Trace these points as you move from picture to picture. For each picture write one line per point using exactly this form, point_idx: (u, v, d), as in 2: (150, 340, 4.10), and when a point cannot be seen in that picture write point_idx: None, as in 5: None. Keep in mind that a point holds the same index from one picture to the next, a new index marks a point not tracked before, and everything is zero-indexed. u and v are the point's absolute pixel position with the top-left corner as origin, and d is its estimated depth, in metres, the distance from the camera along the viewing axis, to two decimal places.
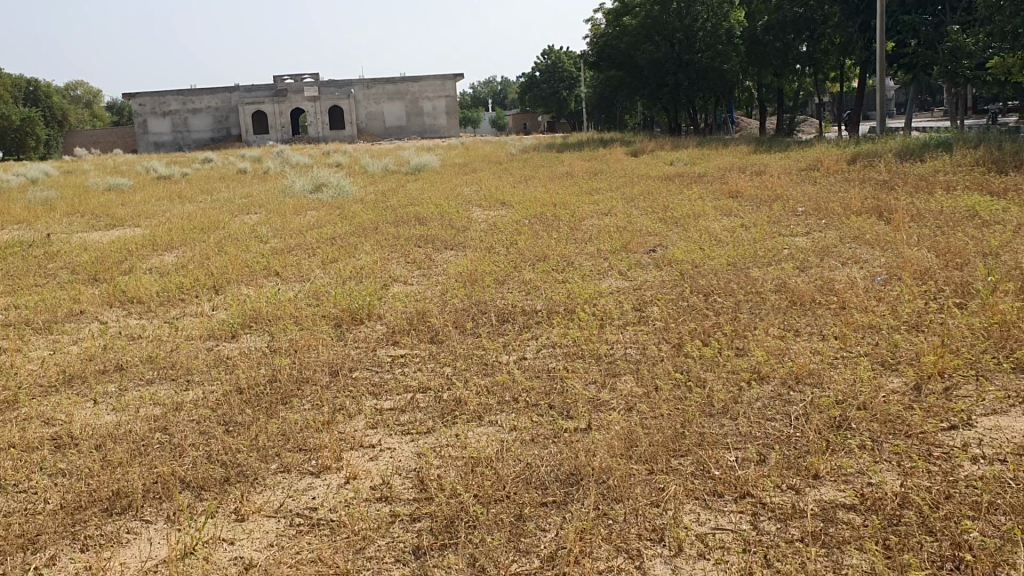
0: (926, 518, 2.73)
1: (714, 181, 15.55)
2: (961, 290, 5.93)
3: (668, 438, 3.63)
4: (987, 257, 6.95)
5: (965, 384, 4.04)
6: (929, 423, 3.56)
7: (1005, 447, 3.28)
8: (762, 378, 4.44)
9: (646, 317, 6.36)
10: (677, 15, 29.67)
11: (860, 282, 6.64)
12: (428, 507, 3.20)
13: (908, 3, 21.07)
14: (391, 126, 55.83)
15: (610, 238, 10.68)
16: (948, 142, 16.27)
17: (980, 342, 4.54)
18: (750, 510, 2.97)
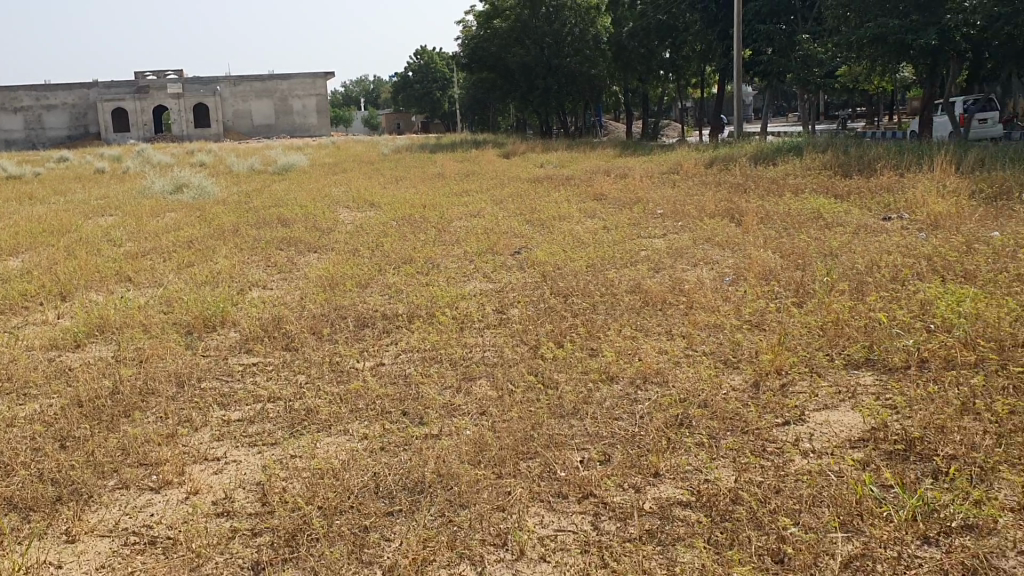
0: (755, 513, 2.83)
1: (580, 183, 15.84)
2: (801, 289, 6.23)
3: (516, 441, 3.65)
4: (827, 258, 7.32)
5: (800, 380, 4.23)
6: (765, 419, 3.72)
7: (834, 440, 3.44)
8: (611, 378, 4.53)
9: (505, 319, 6.40)
10: (546, 19, 30.21)
11: (708, 283, 6.88)
12: (269, 522, 3.11)
13: (763, 13, 21.93)
14: (258, 125, 54.44)
15: (477, 239, 10.72)
16: (799, 147, 17.04)
17: (816, 340, 4.77)
18: (591, 511, 3.02)
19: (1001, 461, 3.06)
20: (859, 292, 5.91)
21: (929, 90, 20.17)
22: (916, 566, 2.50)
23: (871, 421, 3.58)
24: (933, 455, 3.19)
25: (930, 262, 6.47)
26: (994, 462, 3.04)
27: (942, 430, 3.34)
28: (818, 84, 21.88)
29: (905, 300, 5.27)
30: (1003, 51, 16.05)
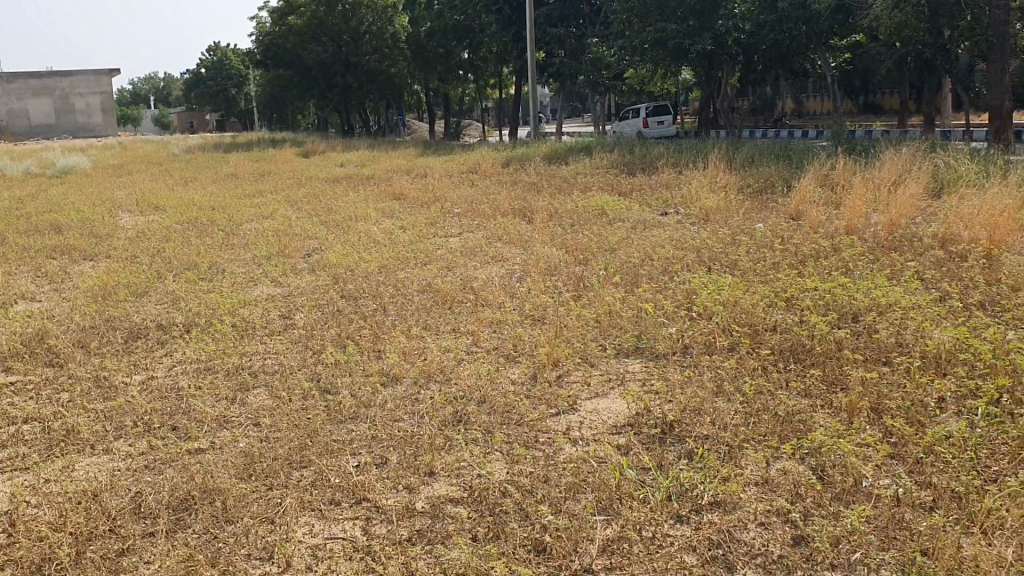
0: (521, 505, 2.90)
1: (378, 183, 15.70)
2: (581, 283, 6.44)
3: (289, 451, 3.55)
4: (609, 252, 7.62)
5: (574, 370, 4.36)
6: (539, 411, 3.81)
7: (602, 427, 3.58)
8: (394, 378, 4.50)
9: (290, 324, 6.23)
10: (342, 18, 29.69)
11: (497, 279, 6.98)
12: (12, 555, 2.88)
13: (555, 15, 22.33)
14: (36, 125, 50.44)
15: (267, 243, 10.39)
16: (589, 146, 17.61)
17: (592, 331, 4.94)
18: (363, 515, 2.99)
19: (748, 439, 3.29)
20: (634, 285, 6.17)
21: (705, 92, 21.42)
22: (668, 544, 2.64)
23: (635, 407, 3.74)
24: (688, 436, 3.39)
25: (699, 254, 6.83)
26: (741, 440, 3.27)
27: (699, 413, 3.56)
28: (607, 85, 22.73)
29: (674, 290, 5.55)
30: (770, 56, 17.27)
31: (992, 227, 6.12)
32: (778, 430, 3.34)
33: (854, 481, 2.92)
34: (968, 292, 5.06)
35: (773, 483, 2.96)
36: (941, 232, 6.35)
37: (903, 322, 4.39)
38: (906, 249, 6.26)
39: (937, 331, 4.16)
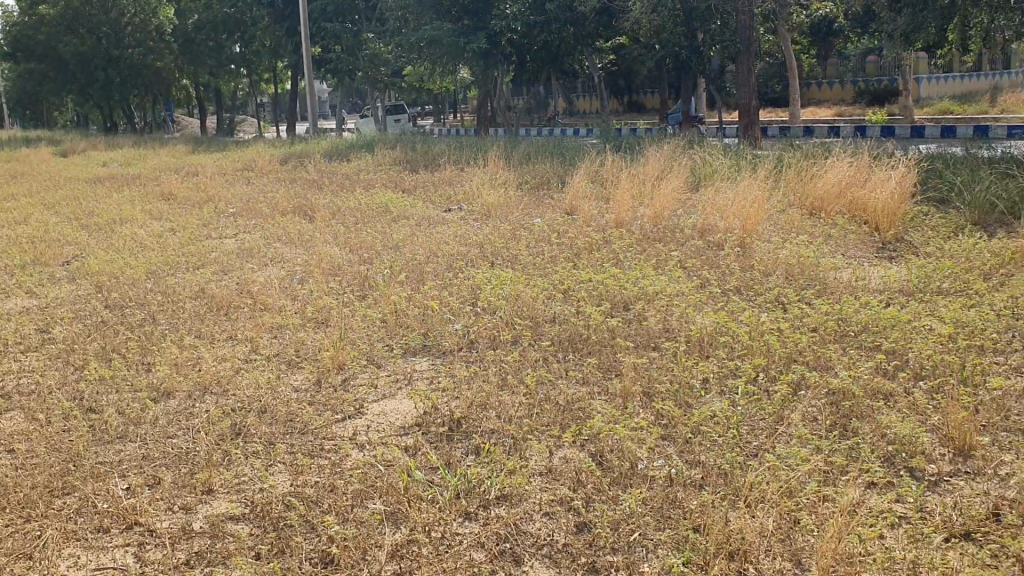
0: (307, 517, 2.82)
1: (144, 183, 14.81)
2: (364, 283, 6.36)
3: (49, 478, 3.27)
4: (391, 250, 7.56)
5: (359, 373, 4.29)
6: (324, 417, 3.72)
7: (389, 430, 3.54)
8: (167, 394, 4.25)
9: (49, 339, 5.74)
10: (101, 8, 27.48)
11: (276, 282, 6.76)
12: None
13: (329, 11, 21.93)
14: None
15: (19, 250, 9.52)
16: (368, 143, 17.45)
17: (376, 332, 4.88)
18: (135, 542, 2.81)
19: (532, 430, 3.37)
20: (419, 282, 6.16)
21: (481, 90, 21.76)
22: (456, 543, 2.66)
23: (421, 406, 3.73)
24: (475, 431, 3.42)
25: (482, 249, 6.92)
26: (525, 432, 3.34)
27: (484, 408, 3.61)
28: (384, 81, 22.59)
29: (457, 286, 5.58)
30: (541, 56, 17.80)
31: (745, 217, 6.59)
32: (560, 420, 3.44)
33: (632, 465, 3.05)
34: (726, 279, 5.42)
35: (556, 472, 3.05)
36: (701, 223, 6.78)
37: (670, 309, 4.64)
38: (671, 239, 6.63)
39: (699, 317, 4.43)
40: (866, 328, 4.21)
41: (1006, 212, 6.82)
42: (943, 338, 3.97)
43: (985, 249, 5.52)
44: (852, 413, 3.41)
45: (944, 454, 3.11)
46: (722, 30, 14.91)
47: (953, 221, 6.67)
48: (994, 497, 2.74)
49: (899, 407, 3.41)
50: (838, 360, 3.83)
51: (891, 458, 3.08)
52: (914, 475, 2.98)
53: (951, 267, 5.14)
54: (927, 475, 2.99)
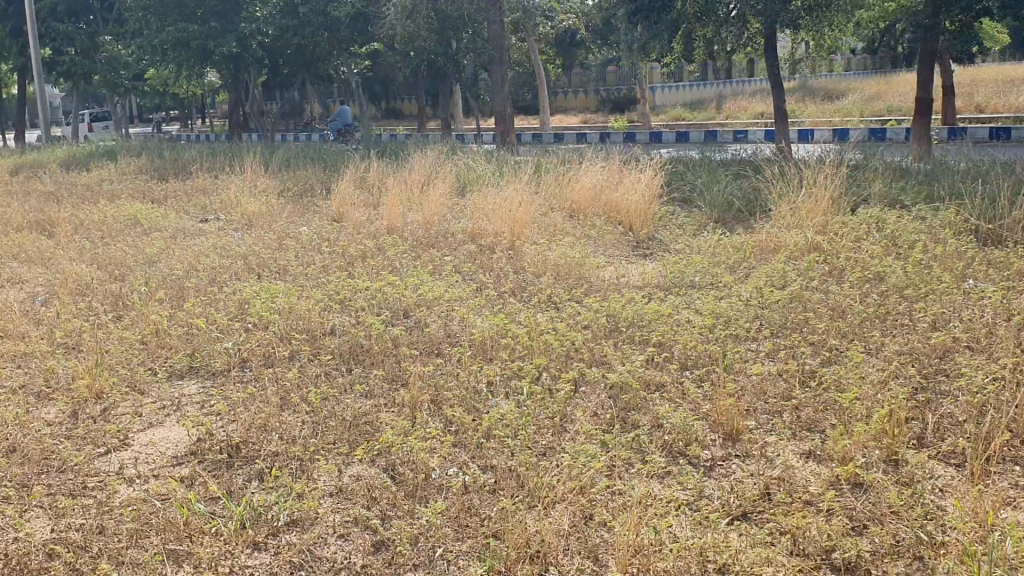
0: (75, 566, 2.58)
1: None
2: (119, 302, 5.90)
3: None
4: (146, 265, 7.07)
5: (122, 401, 3.96)
6: (85, 452, 3.39)
7: (161, 461, 3.29)
8: None
9: None
10: None
11: (15, 305, 6.13)
12: None
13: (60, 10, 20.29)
14: None
15: None
16: (112, 152, 16.29)
17: (137, 354, 4.53)
18: None
19: (318, 450, 3.24)
20: (180, 299, 5.80)
21: (234, 95, 20.93)
22: None
23: (195, 432, 3.49)
24: (256, 456, 3.25)
25: (248, 262, 6.61)
26: (312, 452, 3.21)
27: (265, 429, 3.42)
28: (127, 85, 21.23)
29: (224, 302, 5.29)
30: (295, 60, 17.36)
31: (513, 221, 6.70)
32: (347, 436, 3.33)
33: (424, 476, 3.00)
34: (500, 282, 5.48)
35: (347, 492, 2.95)
36: (470, 227, 6.85)
37: (450, 314, 4.63)
38: (442, 244, 6.63)
39: (478, 320, 4.45)
40: (635, 323, 4.38)
41: (743, 210, 7.37)
42: (705, 330, 4.19)
43: (730, 244, 5.91)
44: (631, 406, 3.53)
45: (715, 439, 3.26)
46: (476, 38, 15.18)
47: (698, 219, 7.12)
48: (764, 476, 2.90)
49: (673, 397, 3.56)
50: (612, 355, 3.96)
51: (670, 448, 3.20)
52: (692, 462, 3.11)
53: (704, 263, 5.47)
54: (703, 461, 3.13)
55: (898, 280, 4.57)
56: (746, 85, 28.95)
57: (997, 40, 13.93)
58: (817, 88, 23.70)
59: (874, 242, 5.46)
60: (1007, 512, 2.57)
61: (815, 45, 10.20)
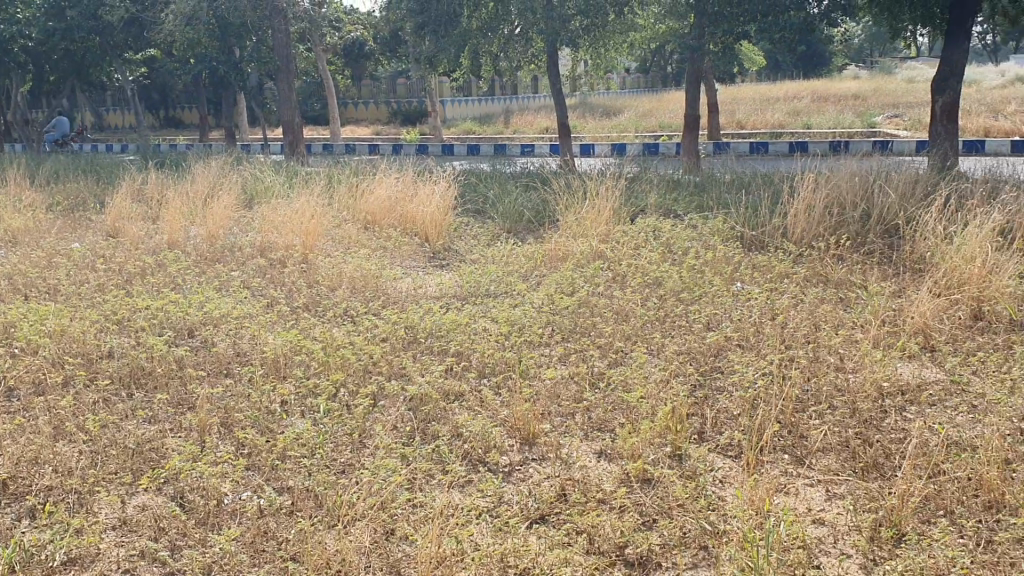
0: None
1: None
2: None
3: None
4: None
5: None
6: None
7: None
8: None
9: None
10: None
11: None
12: None
13: None
14: None
15: None
16: None
17: None
18: None
19: (99, 481, 3.04)
20: None
21: None
22: None
23: None
24: (29, 492, 3.01)
25: (12, 282, 6.10)
26: (91, 484, 3.00)
27: (36, 463, 3.16)
28: None
29: None
30: (62, 65, 16.22)
31: (304, 233, 6.55)
32: (130, 465, 3.14)
33: (216, 502, 2.88)
34: (291, 297, 5.34)
35: (132, 524, 2.79)
36: (260, 241, 6.65)
37: (239, 332, 4.46)
38: (229, 259, 6.38)
39: (271, 337, 4.31)
40: (432, 334, 4.38)
41: (533, 220, 7.56)
42: (500, 337, 4.26)
43: (521, 253, 6.04)
44: (430, 417, 3.53)
45: (513, 445, 3.32)
46: (261, 47, 14.77)
47: (490, 230, 7.24)
48: (560, 479, 2.97)
49: (471, 406, 3.59)
50: (410, 367, 3.95)
51: (469, 456, 3.22)
52: (490, 469, 3.15)
53: (497, 273, 5.57)
54: (501, 467, 3.17)
55: (677, 284, 4.83)
56: (531, 101, 29.83)
57: (756, 62, 15.05)
58: (597, 104, 24.74)
59: (654, 249, 5.74)
60: (779, 498, 2.76)
61: (593, 63, 10.63)
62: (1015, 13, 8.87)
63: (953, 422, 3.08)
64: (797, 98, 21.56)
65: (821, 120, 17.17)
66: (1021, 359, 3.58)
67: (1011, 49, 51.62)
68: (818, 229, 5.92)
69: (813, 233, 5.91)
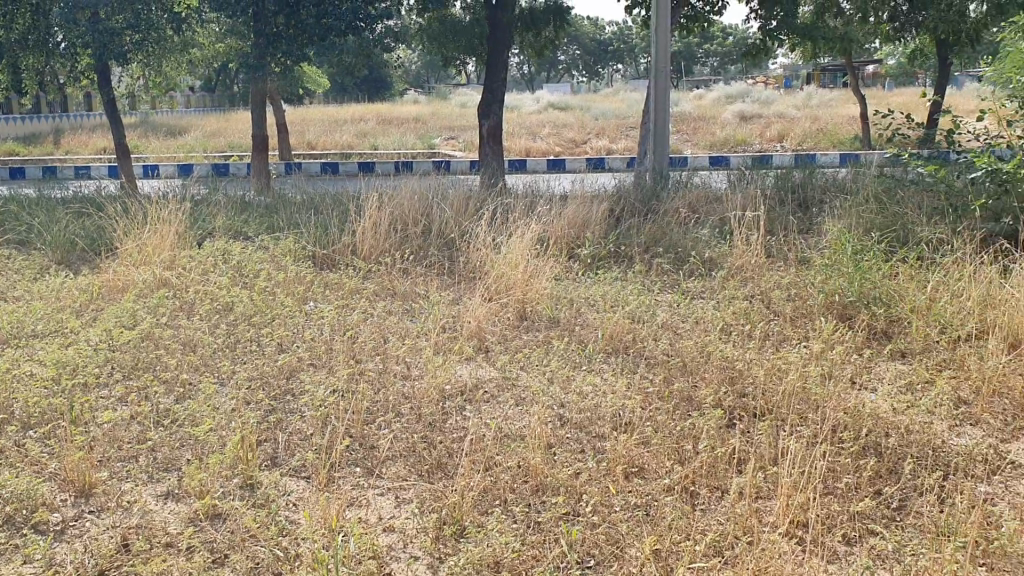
0: None
1: None
2: None
3: None
4: None
5: None
6: None
7: None
8: None
9: None
10: None
11: None
12: None
13: None
14: None
15: None
16: None
17: None
18: None
19: None
20: None
21: None
22: None
23: None
24: None
25: None
26: None
27: None
28: None
29: None
30: None
31: None
32: None
33: None
34: None
35: None
36: None
37: None
38: None
39: None
40: None
41: (87, 249, 6.92)
42: (47, 382, 3.82)
43: (74, 286, 5.50)
44: None
45: (65, 500, 2.99)
46: None
47: (38, 261, 6.49)
48: (121, 528, 2.73)
49: (12, 462, 3.18)
50: None
51: (10, 520, 2.84)
52: (38, 531, 2.80)
53: (44, 309, 5.01)
54: (52, 527, 2.83)
55: (247, 308, 4.71)
56: (82, 121, 27.50)
57: (320, 85, 15.21)
58: (157, 124, 23.46)
59: (222, 273, 5.53)
60: (351, 511, 2.78)
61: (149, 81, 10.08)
62: (538, 46, 9.98)
63: (504, 416, 3.35)
64: (361, 120, 22.21)
65: (385, 142, 17.89)
66: (559, 352, 4.00)
67: (545, 76, 57.97)
68: (383, 246, 6.12)
69: (378, 250, 6.10)
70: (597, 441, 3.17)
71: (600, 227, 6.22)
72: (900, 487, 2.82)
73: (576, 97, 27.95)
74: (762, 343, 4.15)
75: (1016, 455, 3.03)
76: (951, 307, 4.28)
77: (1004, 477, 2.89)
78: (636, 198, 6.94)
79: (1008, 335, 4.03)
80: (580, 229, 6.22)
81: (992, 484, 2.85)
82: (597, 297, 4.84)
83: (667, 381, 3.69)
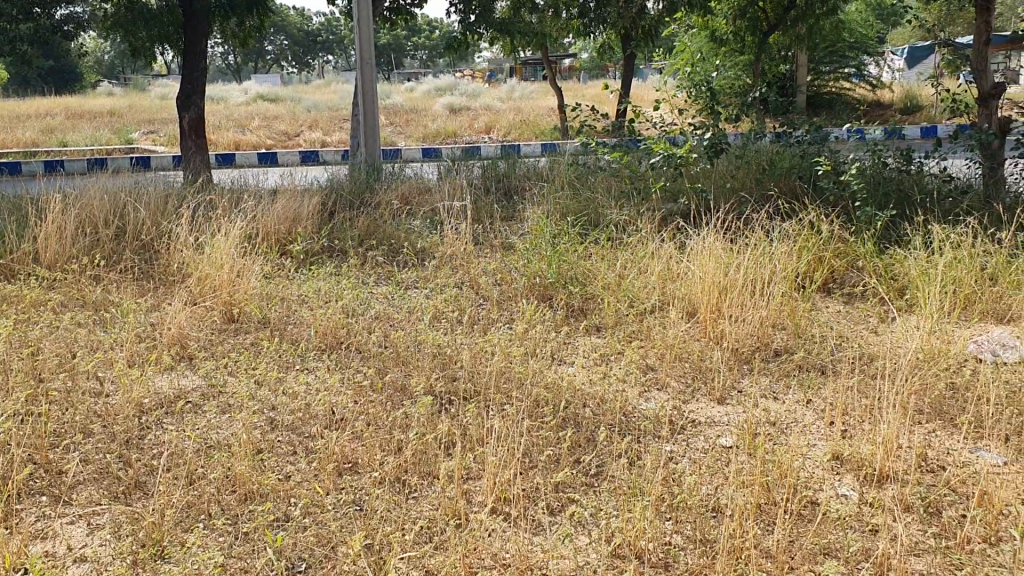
0: None
1: None
2: None
3: None
4: None
5: None
6: None
7: None
8: None
9: None
10: None
11: None
12: None
13: None
14: None
15: None
16: None
17: None
18: None
19: None
20: None
21: None
22: None
23: None
24: None
25: None
26: None
27: None
28: None
29: None
30: None
31: None
32: None
33: None
34: None
35: None
36: None
37: None
38: None
39: None
40: None
41: None
42: None
43: None
44: None
45: None
46: None
47: None
48: None
49: None
50: None
51: None
52: None
53: None
54: None
55: None
56: None
57: None
58: None
59: None
60: (35, 546, 2.54)
61: None
62: (242, 36, 9.62)
63: (208, 424, 3.21)
64: (48, 115, 20.40)
65: (76, 138, 16.54)
66: (268, 352, 3.88)
67: (250, 69, 56.49)
68: (70, 252, 5.62)
69: (65, 257, 5.58)
70: (308, 441, 3.10)
71: (311, 222, 6.07)
72: (597, 454, 2.99)
73: (285, 90, 27.26)
74: (470, 326, 4.27)
75: (695, 415, 3.33)
76: (638, 282, 4.61)
77: (685, 435, 3.15)
78: (346, 191, 6.85)
79: (686, 305, 4.41)
80: (290, 224, 6.04)
81: (676, 442, 3.10)
82: (309, 294, 4.75)
83: (378, 372, 3.69)
